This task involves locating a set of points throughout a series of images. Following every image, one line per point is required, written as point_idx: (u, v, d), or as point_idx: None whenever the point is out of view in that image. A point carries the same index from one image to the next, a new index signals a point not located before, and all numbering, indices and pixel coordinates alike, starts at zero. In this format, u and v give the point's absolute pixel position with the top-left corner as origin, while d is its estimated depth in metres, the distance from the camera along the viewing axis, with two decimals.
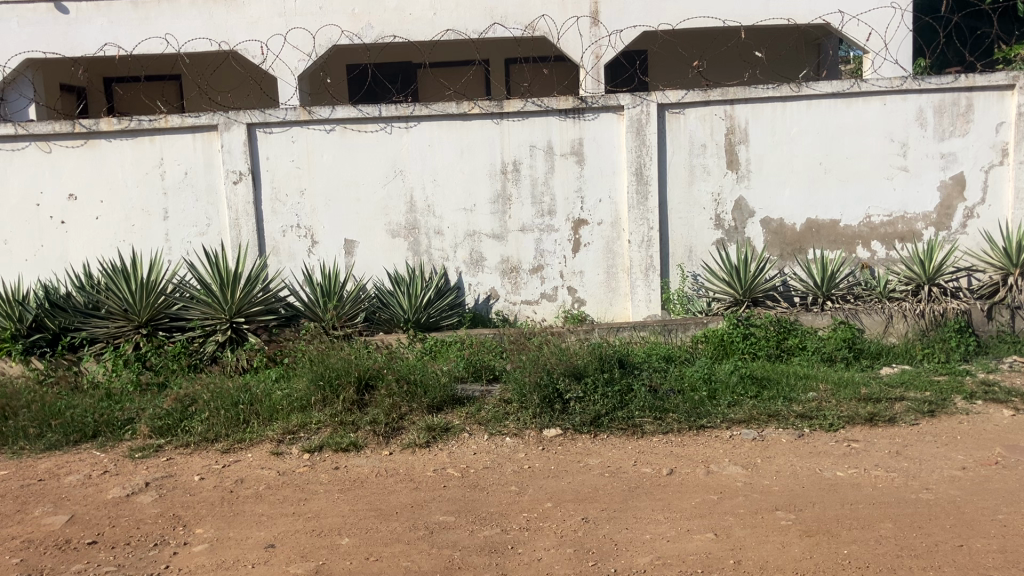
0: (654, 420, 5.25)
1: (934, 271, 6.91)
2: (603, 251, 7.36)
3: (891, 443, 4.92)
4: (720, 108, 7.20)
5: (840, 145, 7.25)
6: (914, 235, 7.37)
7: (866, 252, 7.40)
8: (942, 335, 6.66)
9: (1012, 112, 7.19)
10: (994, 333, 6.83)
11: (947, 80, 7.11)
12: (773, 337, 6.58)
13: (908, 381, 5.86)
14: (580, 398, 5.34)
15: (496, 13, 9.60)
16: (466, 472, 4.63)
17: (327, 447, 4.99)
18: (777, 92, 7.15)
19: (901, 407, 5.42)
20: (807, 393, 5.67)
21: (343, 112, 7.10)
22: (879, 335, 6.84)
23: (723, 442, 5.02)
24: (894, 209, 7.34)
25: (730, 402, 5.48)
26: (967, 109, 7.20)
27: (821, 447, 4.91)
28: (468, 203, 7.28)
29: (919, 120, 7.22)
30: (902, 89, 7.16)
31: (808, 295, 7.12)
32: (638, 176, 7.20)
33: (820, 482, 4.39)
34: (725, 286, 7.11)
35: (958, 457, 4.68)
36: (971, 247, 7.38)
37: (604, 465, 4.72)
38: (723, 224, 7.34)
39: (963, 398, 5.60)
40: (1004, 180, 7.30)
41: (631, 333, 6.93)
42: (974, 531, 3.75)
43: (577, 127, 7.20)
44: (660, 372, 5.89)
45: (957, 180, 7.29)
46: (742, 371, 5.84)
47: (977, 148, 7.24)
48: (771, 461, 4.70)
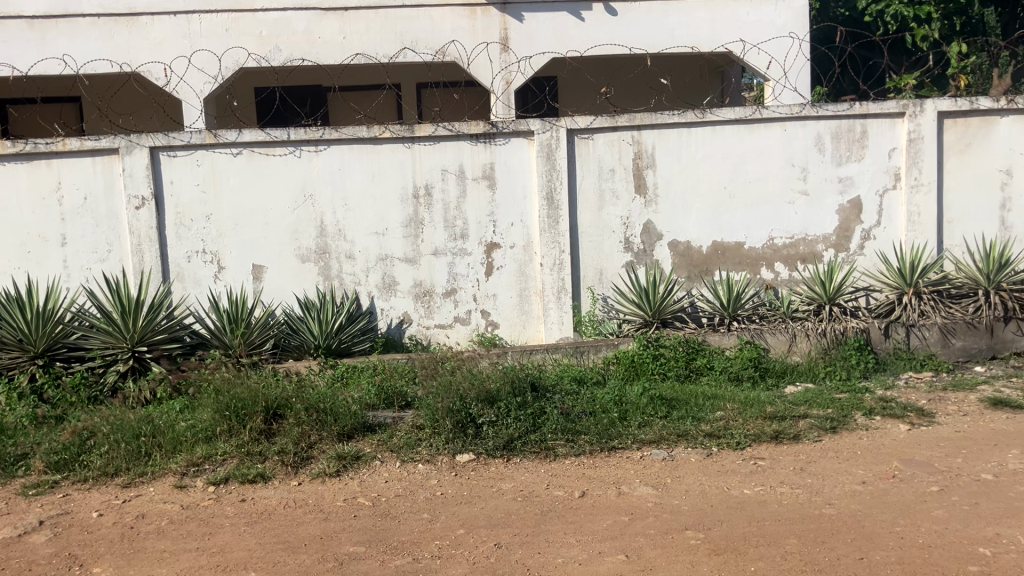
0: (567, 442, 5.27)
1: (834, 292, 7.15)
2: (516, 273, 7.40)
3: (795, 460, 5.04)
4: (628, 134, 7.33)
5: (743, 169, 7.46)
6: (814, 257, 7.61)
7: (769, 273, 7.61)
8: (842, 352, 6.91)
9: (903, 138, 7.50)
10: (891, 350, 7.06)
11: (844, 107, 7.41)
12: (682, 357, 6.70)
13: (811, 399, 6.02)
14: (492, 421, 5.35)
15: (406, 38, 9.62)
16: (377, 501, 4.56)
17: (233, 478, 4.86)
18: (682, 118, 7.33)
19: (805, 425, 5.57)
20: (715, 412, 5.79)
21: (251, 135, 7.00)
22: (783, 354, 7.05)
23: (634, 463, 5.08)
24: (796, 231, 7.58)
25: (641, 423, 5.55)
26: (863, 135, 7.50)
27: (728, 465, 5.00)
28: (380, 227, 7.23)
29: (817, 145, 7.48)
30: (801, 116, 7.42)
31: (714, 316, 7.23)
32: (549, 200, 7.27)
33: (728, 500, 4.47)
34: (634, 308, 7.23)
35: (858, 472, 4.82)
36: (868, 268, 7.66)
37: (517, 489, 4.71)
38: (633, 247, 7.46)
39: (863, 414, 5.78)
40: (897, 204, 7.60)
41: (544, 355, 6.98)
42: (873, 543, 3.88)
43: (488, 151, 7.24)
44: (572, 396, 5.92)
45: (854, 204, 7.57)
46: (651, 393, 5.93)
47: (872, 172, 7.54)
48: (680, 480, 4.77)
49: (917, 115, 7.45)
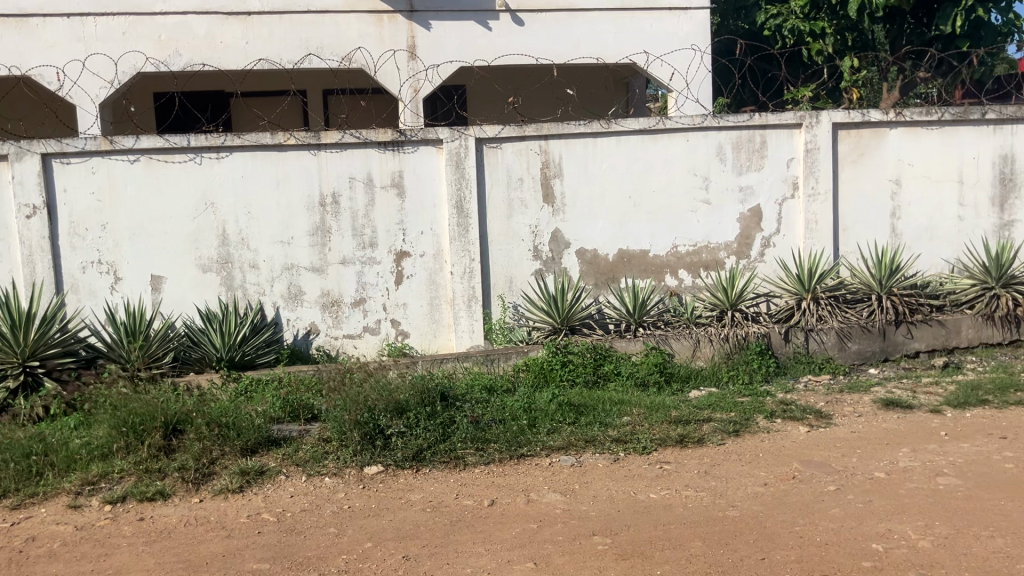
0: (476, 451, 5.27)
1: (735, 298, 7.34)
2: (426, 282, 7.36)
3: (699, 464, 5.14)
4: (536, 143, 7.38)
5: (647, 179, 7.59)
6: (717, 264, 7.80)
7: (673, 280, 7.77)
8: (744, 357, 7.10)
9: (800, 148, 7.75)
10: (790, 354, 7.27)
11: (743, 118, 7.62)
12: (590, 363, 6.78)
13: (715, 403, 6.16)
14: (402, 432, 5.30)
15: (311, 45, 9.49)
16: (283, 517, 4.47)
17: (131, 497, 4.70)
18: (588, 128, 7.42)
19: (709, 429, 5.68)
20: (622, 417, 5.87)
21: (150, 141, 6.79)
22: (687, 359, 7.17)
23: (543, 470, 5.10)
24: (699, 239, 7.75)
25: (550, 430, 5.57)
26: (762, 145, 7.72)
27: (634, 470, 5.07)
28: (286, 236, 7.10)
29: (719, 155, 7.67)
30: (703, 126, 7.60)
31: (622, 322, 7.37)
32: (458, 209, 7.25)
33: (635, 505, 4.53)
34: (544, 315, 7.29)
35: (759, 474, 4.94)
36: (768, 274, 7.89)
37: (426, 500, 4.68)
38: (542, 255, 7.51)
39: (764, 417, 5.94)
40: (795, 213, 7.85)
41: (454, 364, 6.95)
42: (774, 543, 3.98)
43: (396, 159, 7.19)
44: (481, 404, 5.93)
45: (754, 212, 7.79)
46: (560, 400, 5.98)
47: (771, 181, 7.77)
48: (588, 486, 4.81)
49: (813, 127, 7.71)
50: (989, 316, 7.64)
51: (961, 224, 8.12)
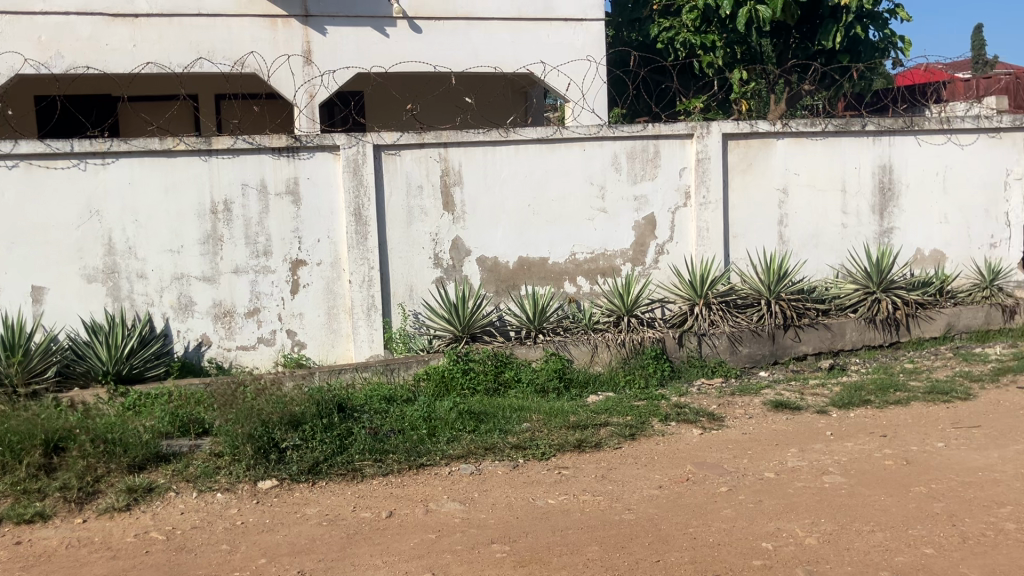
0: (374, 462, 5.21)
1: (632, 303, 7.49)
2: (323, 291, 7.25)
3: (596, 468, 5.20)
4: (434, 151, 7.36)
5: (545, 187, 7.66)
6: (613, 271, 7.92)
7: (572, 287, 7.85)
8: (640, 362, 7.25)
9: (692, 157, 7.95)
10: (685, 358, 7.44)
11: (638, 128, 7.77)
12: (490, 371, 6.79)
13: (612, 407, 6.25)
14: (297, 445, 5.20)
15: (203, 48, 9.25)
16: (172, 535, 4.33)
17: (8, 520, 4.47)
18: (487, 136, 7.44)
19: (606, 433, 5.76)
20: (521, 424, 5.90)
21: (29, 147, 6.50)
22: (585, 365, 7.27)
23: (442, 479, 5.07)
24: (596, 247, 7.86)
25: (449, 439, 5.55)
26: (655, 155, 7.88)
27: (533, 476, 5.09)
28: (176, 245, 6.89)
29: (614, 164, 7.80)
30: (599, 136, 7.72)
31: (521, 329, 7.42)
32: (355, 216, 7.17)
33: (533, 511, 4.55)
34: (443, 324, 7.27)
35: (655, 477, 5.03)
36: (663, 281, 8.06)
37: (322, 513, 4.60)
38: (442, 263, 7.49)
39: (659, 420, 6.05)
40: (688, 221, 8.05)
41: (352, 375, 6.87)
42: (668, 545, 4.06)
43: (291, 166, 7.06)
44: (380, 414, 5.88)
45: (649, 220, 7.95)
46: (460, 408, 5.97)
47: (665, 190, 7.94)
48: (487, 494, 4.81)
49: (704, 137, 7.92)
50: (871, 319, 8.00)
51: (844, 231, 8.46)
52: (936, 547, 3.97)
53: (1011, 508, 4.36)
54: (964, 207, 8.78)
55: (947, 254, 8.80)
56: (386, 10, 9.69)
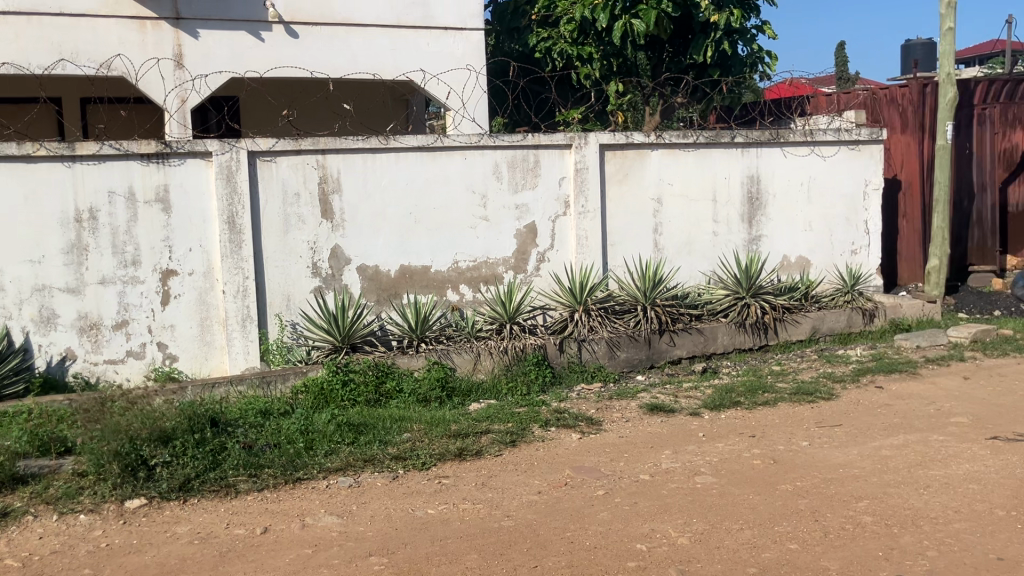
0: (249, 478, 5.08)
1: (513, 311, 7.55)
2: (196, 302, 7.03)
3: (477, 476, 5.21)
4: (312, 158, 7.24)
5: (426, 195, 7.64)
6: (495, 279, 7.97)
7: (454, 295, 7.85)
8: (522, 368, 7.31)
9: (571, 167, 8.07)
10: (565, 364, 7.54)
11: (518, 138, 7.84)
12: (371, 381, 6.73)
13: (492, 415, 6.27)
14: (167, 462, 5.03)
15: (65, 49, 8.84)
16: (29, 561, 4.12)
17: None
18: (367, 143, 7.37)
19: (487, 440, 5.78)
20: (401, 434, 5.86)
21: None
22: (468, 373, 7.26)
23: (320, 493, 4.98)
24: (478, 255, 7.89)
25: (327, 452, 5.47)
26: (535, 164, 7.97)
27: (413, 487, 5.06)
28: (36, 255, 6.56)
29: (495, 173, 7.85)
30: (479, 145, 7.75)
31: (403, 338, 7.37)
32: (230, 225, 6.99)
33: (412, 522, 4.53)
34: (323, 334, 7.15)
35: (534, 482, 5.08)
36: (543, 288, 8.15)
37: (193, 532, 4.46)
38: (321, 272, 7.38)
39: (539, 426, 6.11)
40: (568, 229, 8.17)
41: (227, 389, 6.69)
42: (546, 550, 4.10)
43: (162, 172, 6.83)
44: (256, 428, 5.75)
45: (529, 229, 8.03)
46: (339, 420, 5.88)
47: (545, 199, 8.04)
48: (365, 506, 4.76)
49: (582, 147, 8.06)
50: (742, 323, 8.31)
51: (716, 239, 8.76)
52: (799, 542, 4.14)
53: (868, 502, 4.60)
54: (826, 216, 9.21)
55: (811, 260, 9.21)
56: (261, 14, 9.49)
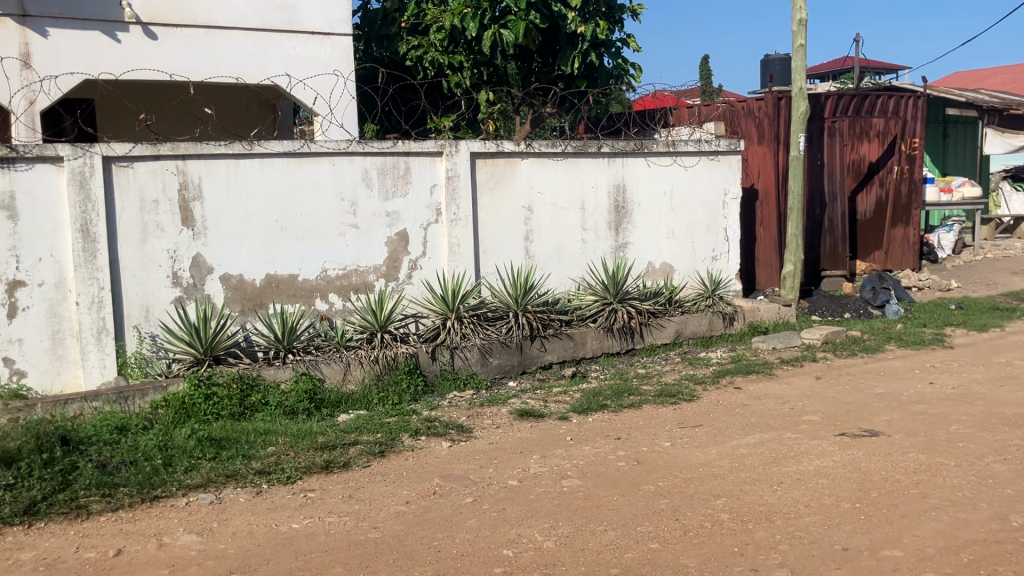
0: (102, 498, 4.86)
1: (384, 320, 7.50)
2: (47, 315, 6.66)
3: (344, 488, 5.14)
4: (172, 163, 6.99)
5: (293, 202, 7.49)
6: (366, 287, 7.88)
7: (323, 305, 7.72)
8: (393, 378, 7.26)
9: (442, 175, 8.07)
10: (437, 372, 7.52)
11: (388, 145, 7.77)
12: (235, 395, 6.56)
13: (361, 425, 6.20)
14: (10, 486, 4.88)
15: None
16: None
17: None
18: (230, 149, 7.15)
19: (355, 452, 5.72)
20: (266, 448, 5.72)
21: None
22: (338, 383, 7.12)
23: (178, 511, 4.80)
24: (347, 263, 7.78)
25: (187, 468, 5.29)
26: (406, 172, 7.93)
27: (278, 501, 4.95)
28: None
29: (365, 180, 7.76)
30: (348, 152, 7.64)
31: (269, 350, 7.23)
32: (84, 233, 6.67)
33: (276, 537, 4.43)
34: (184, 346, 6.92)
35: (402, 492, 5.05)
36: (415, 296, 8.10)
37: (39, 558, 4.22)
38: (182, 282, 7.13)
39: (409, 435, 6.08)
40: (439, 237, 8.16)
41: (80, 405, 6.38)
42: (413, 561, 4.08)
43: (7, 178, 6.45)
44: (111, 446, 5.51)
45: (401, 236, 7.98)
46: (200, 434, 5.69)
47: (416, 207, 8.01)
48: (227, 523, 4.62)
49: (453, 155, 8.06)
50: (610, 328, 8.50)
51: (585, 246, 8.93)
52: (660, 541, 4.26)
53: (725, 499, 4.77)
54: (689, 223, 9.54)
55: (675, 267, 9.52)
56: (116, 14, 9.11)
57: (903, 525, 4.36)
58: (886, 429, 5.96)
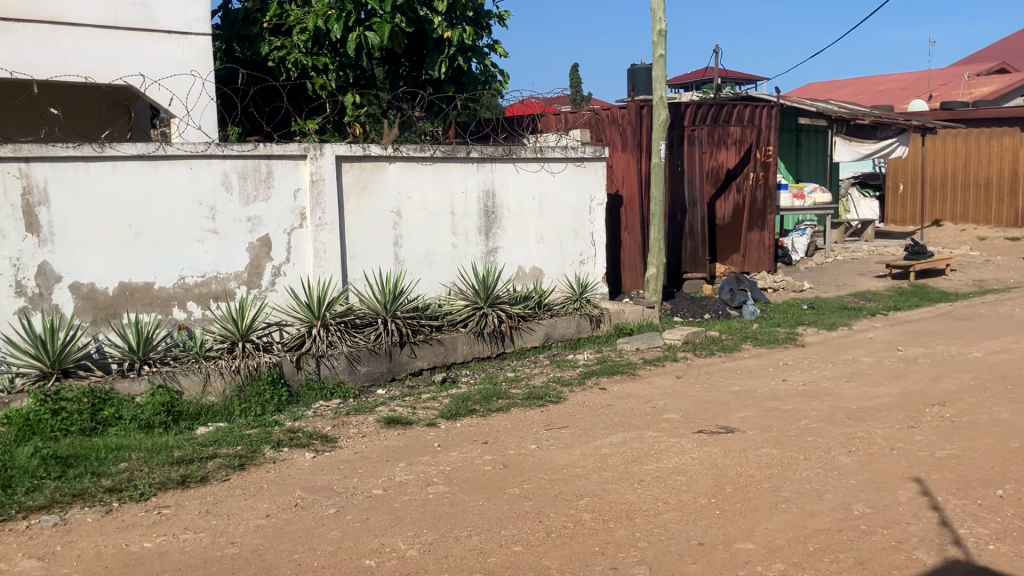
0: None
1: (246, 328, 7.28)
2: None
3: (201, 503, 4.96)
4: (13, 166, 6.57)
5: (147, 207, 7.16)
6: (227, 294, 7.61)
7: (181, 313, 7.41)
8: (256, 389, 7.06)
9: (306, 179, 7.88)
10: (303, 382, 7.37)
11: (248, 148, 7.53)
12: (86, 410, 6.24)
13: (220, 438, 6.00)
14: None
15: None
16: None
17: None
18: (78, 151, 6.80)
19: (213, 465, 5.52)
20: (118, 464, 5.46)
21: None
22: (197, 395, 6.88)
23: (18, 535, 4.52)
24: (207, 270, 7.50)
25: (29, 488, 5.00)
26: (268, 175, 7.71)
27: (129, 520, 4.72)
28: None
29: (225, 184, 7.50)
30: (206, 154, 7.36)
31: (124, 361, 6.89)
32: None
33: (125, 558, 4.23)
34: (29, 359, 6.51)
35: (262, 505, 4.91)
36: (279, 303, 7.87)
37: None
38: (27, 292, 6.71)
39: (271, 447, 5.92)
40: (304, 242, 7.95)
41: None
42: None
43: None
44: None
45: (263, 242, 7.74)
46: (44, 453, 5.38)
47: (279, 212, 7.78)
48: (73, 546, 4.38)
49: (318, 159, 7.89)
50: (480, 333, 8.52)
51: (455, 251, 8.91)
52: (523, 544, 4.28)
53: (587, 499, 4.84)
54: (557, 228, 9.66)
55: (544, 271, 9.63)
56: None
57: (755, 518, 4.52)
58: (741, 426, 6.19)
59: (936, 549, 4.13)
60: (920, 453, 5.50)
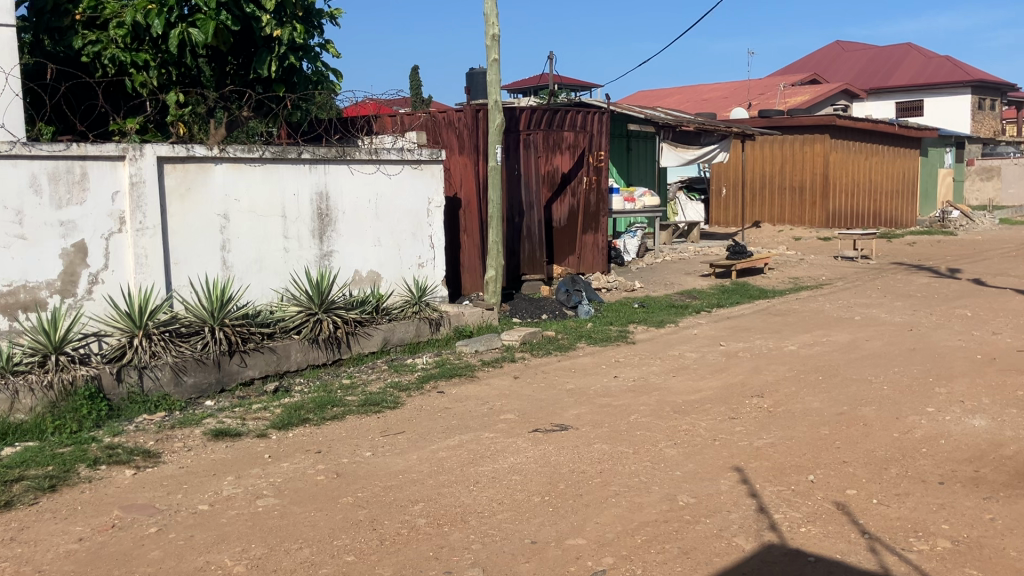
0: None
1: (59, 340, 6.80)
2: None
3: (5, 530, 4.59)
4: None
5: None
6: (37, 305, 7.01)
7: None
8: (71, 404, 6.61)
9: (125, 181, 7.44)
10: (123, 396, 6.98)
11: (59, 148, 6.99)
12: None
13: (29, 459, 5.59)
14: None
15: None
16: None
17: None
18: None
19: (19, 488, 5.13)
20: None
21: None
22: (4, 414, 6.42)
23: None
24: (14, 278, 6.86)
25: None
26: (82, 177, 7.19)
27: None
28: None
29: (33, 186, 6.92)
30: (11, 155, 6.76)
31: None
32: None
33: None
34: None
35: (75, 529, 4.60)
36: (96, 313, 7.35)
37: None
38: None
39: (86, 466, 5.56)
40: (123, 247, 7.49)
41: None
42: None
43: None
44: None
45: (78, 247, 7.21)
46: None
47: (95, 216, 7.29)
48: None
49: (137, 159, 7.48)
50: (314, 339, 8.32)
51: (287, 256, 8.66)
52: (355, 553, 4.20)
53: (422, 504, 4.80)
54: (393, 231, 9.57)
55: (381, 275, 9.51)
56: None
57: (586, 514, 4.62)
58: (574, 423, 6.31)
59: (753, 534, 4.34)
60: (740, 443, 5.77)
